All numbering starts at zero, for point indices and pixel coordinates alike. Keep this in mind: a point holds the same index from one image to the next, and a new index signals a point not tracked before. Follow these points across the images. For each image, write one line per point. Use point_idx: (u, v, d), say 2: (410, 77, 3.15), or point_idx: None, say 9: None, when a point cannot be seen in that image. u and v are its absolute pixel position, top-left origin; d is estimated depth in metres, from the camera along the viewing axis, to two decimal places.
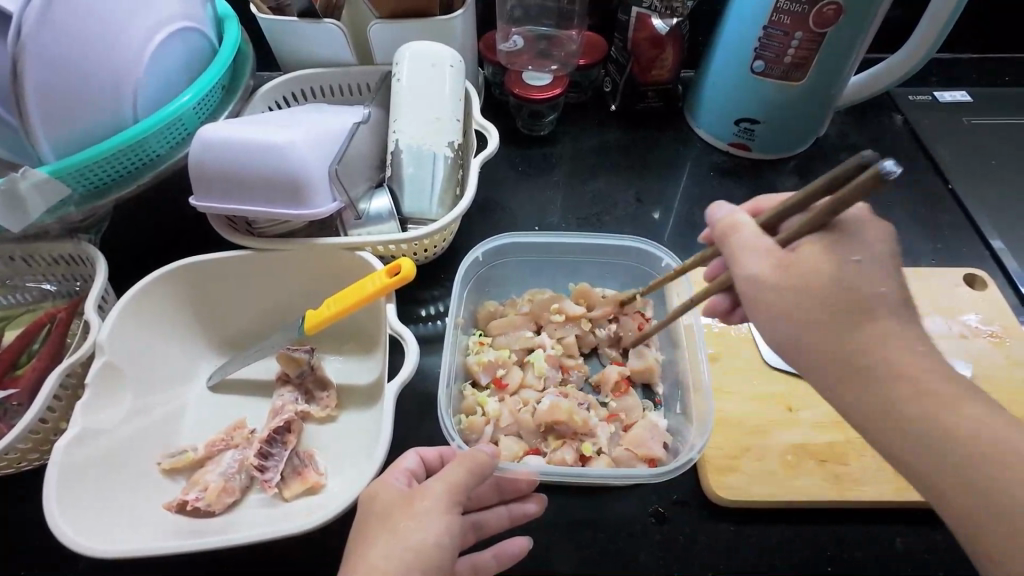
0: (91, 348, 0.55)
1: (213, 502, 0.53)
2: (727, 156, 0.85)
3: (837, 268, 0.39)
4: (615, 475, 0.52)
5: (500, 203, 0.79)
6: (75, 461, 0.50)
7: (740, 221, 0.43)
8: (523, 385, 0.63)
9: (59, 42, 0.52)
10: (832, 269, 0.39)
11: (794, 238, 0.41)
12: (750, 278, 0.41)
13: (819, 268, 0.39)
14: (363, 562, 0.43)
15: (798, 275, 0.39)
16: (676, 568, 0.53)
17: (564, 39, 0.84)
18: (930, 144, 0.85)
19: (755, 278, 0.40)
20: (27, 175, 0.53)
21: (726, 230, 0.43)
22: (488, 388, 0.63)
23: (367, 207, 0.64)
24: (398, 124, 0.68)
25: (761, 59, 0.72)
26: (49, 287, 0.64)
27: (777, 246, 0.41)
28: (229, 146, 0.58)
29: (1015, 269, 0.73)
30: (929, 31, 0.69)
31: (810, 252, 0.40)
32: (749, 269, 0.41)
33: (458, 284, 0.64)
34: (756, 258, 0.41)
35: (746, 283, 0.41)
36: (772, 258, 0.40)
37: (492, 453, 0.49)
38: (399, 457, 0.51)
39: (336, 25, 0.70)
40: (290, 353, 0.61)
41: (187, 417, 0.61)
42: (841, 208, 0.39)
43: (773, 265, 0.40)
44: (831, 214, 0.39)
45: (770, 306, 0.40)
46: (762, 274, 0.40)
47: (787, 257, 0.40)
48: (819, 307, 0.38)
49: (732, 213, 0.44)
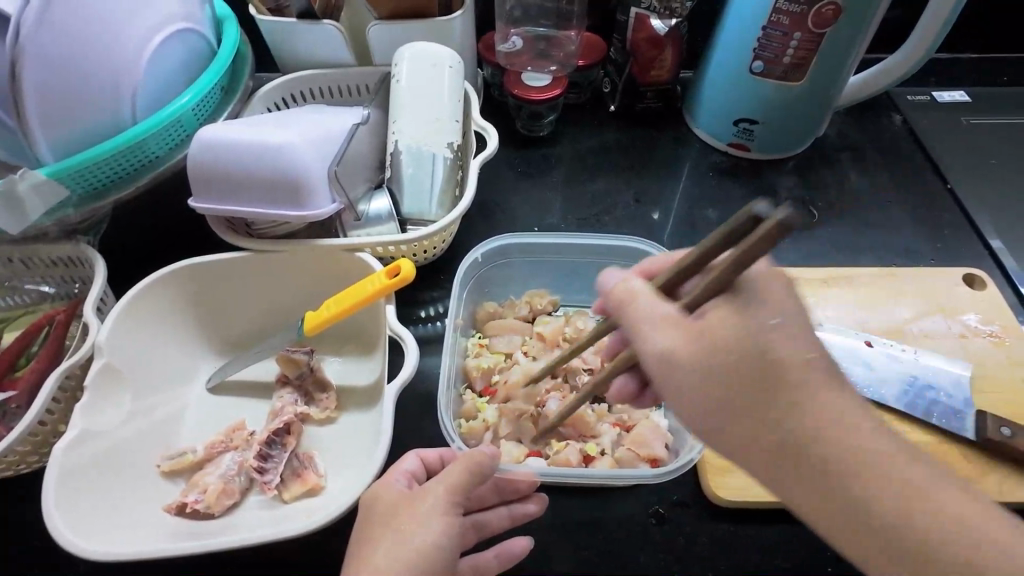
0: (90, 349, 0.55)
1: (213, 504, 0.53)
2: (726, 156, 0.85)
3: (738, 337, 0.34)
4: (616, 475, 0.51)
5: (500, 204, 0.79)
6: (74, 462, 0.49)
7: (635, 288, 0.39)
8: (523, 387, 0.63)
9: (58, 42, 0.52)
10: (738, 338, 0.34)
11: (698, 300, 0.37)
12: (658, 353, 0.37)
13: (722, 334, 0.35)
14: (363, 561, 0.43)
15: (709, 338, 0.35)
16: (676, 569, 0.53)
17: (563, 40, 0.84)
18: (929, 143, 0.85)
19: (663, 353, 0.36)
20: (26, 176, 0.53)
21: (626, 299, 0.40)
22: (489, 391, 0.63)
23: (366, 209, 0.64)
24: (397, 124, 0.68)
25: (760, 59, 0.72)
26: (48, 288, 0.64)
27: (680, 311, 0.37)
28: (231, 148, 0.58)
29: (1013, 269, 0.73)
30: (928, 32, 0.69)
31: (715, 317, 0.36)
32: (656, 343, 0.37)
33: (458, 285, 0.64)
34: (661, 330, 0.37)
35: (660, 358, 0.37)
36: (674, 329, 0.36)
37: (493, 454, 0.49)
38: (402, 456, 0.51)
39: (336, 26, 0.70)
40: (289, 354, 0.61)
41: (187, 418, 0.61)
42: (744, 264, 0.34)
43: (688, 328, 0.36)
44: (732, 275, 0.35)
45: (685, 383, 0.36)
46: (670, 347, 0.36)
47: (695, 326, 0.36)
48: (740, 370, 0.34)
49: (627, 279, 0.41)
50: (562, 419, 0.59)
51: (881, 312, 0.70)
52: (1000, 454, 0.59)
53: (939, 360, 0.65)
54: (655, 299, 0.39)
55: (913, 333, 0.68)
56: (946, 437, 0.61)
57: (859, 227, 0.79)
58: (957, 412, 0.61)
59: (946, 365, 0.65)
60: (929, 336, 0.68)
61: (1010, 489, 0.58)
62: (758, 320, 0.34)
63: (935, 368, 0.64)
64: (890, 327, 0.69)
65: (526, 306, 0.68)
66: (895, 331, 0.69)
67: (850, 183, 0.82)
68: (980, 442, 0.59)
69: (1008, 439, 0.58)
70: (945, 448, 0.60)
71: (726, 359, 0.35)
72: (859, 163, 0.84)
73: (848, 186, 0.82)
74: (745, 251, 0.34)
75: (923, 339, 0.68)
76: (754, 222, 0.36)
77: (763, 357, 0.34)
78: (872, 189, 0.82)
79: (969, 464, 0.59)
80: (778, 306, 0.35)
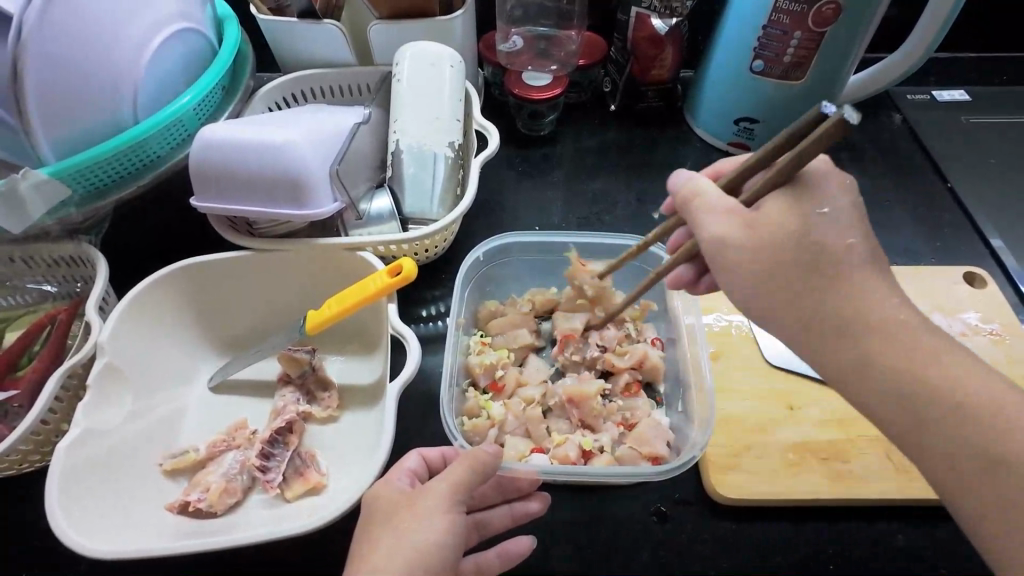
0: (92, 349, 0.55)
1: (215, 503, 0.53)
2: (726, 155, 0.85)
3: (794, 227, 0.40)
4: (618, 474, 0.51)
5: (501, 203, 0.79)
6: (76, 462, 0.49)
7: (703, 186, 0.43)
8: (525, 383, 0.63)
9: (59, 42, 0.52)
10: (784, 229, 0.40)
11: (758, 196, 0.41)
12: (713, 239, 0.41)
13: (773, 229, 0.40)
14: (367, 559, 0.43)
15: (761, 228, 0.40)
16: (678, 568, 0.53)
17: (564, 39, 0.84)
18: (929, 143, 0.85)
19: (720, 237, 0.41)
20: (27, 176, 0.53)
21: (688, 201, 0.43)
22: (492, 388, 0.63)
23: (367, 208, 0.65)
24: (398, 124, 0.68)
25: (761, 58, 0.72)
26: (49, 288, 0.64)
27: (740, 205, 0.41)
28: (232, 146, 0.58)
29: (1014, 268, 0.73)
30: (927, 32, 0.70)
31: (771, 212, 0.40)
32: (712, 229, 0.42)
33: (459, 284, 0.64)
34: (718, 218, 0.41)
35: (716, 241, 0.41)
36: (734, 219, 0.41)
37: (496, 452, 0.49)
38: (404, 454, 0.51)
39: (336, 26, 0.70)
40: (291, 353, 0.61)
41: (188, 418, 0.61)
42: (803, 160, 0.39)
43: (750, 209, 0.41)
44: (793, 168, 0.40)
45: (734, 259, 0.41)
46: (726, 232, 0.41)
47: (751, 215, 0.41)
48: (784, 255, 0.40)
49: (694, 178, 0.44)
50: (566, 396, 0.60)
51: None
52: None
53: None
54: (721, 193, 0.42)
55: None
56: None
57: None
58: None
59: None
60: None
61: None
62: (809, 214, 0.40)
63: None
64: None
65: (528, 304, 0.68)
66: None
67: None
68: None
69: None
70: None
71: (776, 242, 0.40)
72: (860, 162, 0.85)
73: None
74: (805, 148, 0.38)
75: None
76: (817, 120, 0.40)
77: (804, 248, 0.40)
78: (872, 188, 0.82)
79: None
80: (832, 197, 0.40)
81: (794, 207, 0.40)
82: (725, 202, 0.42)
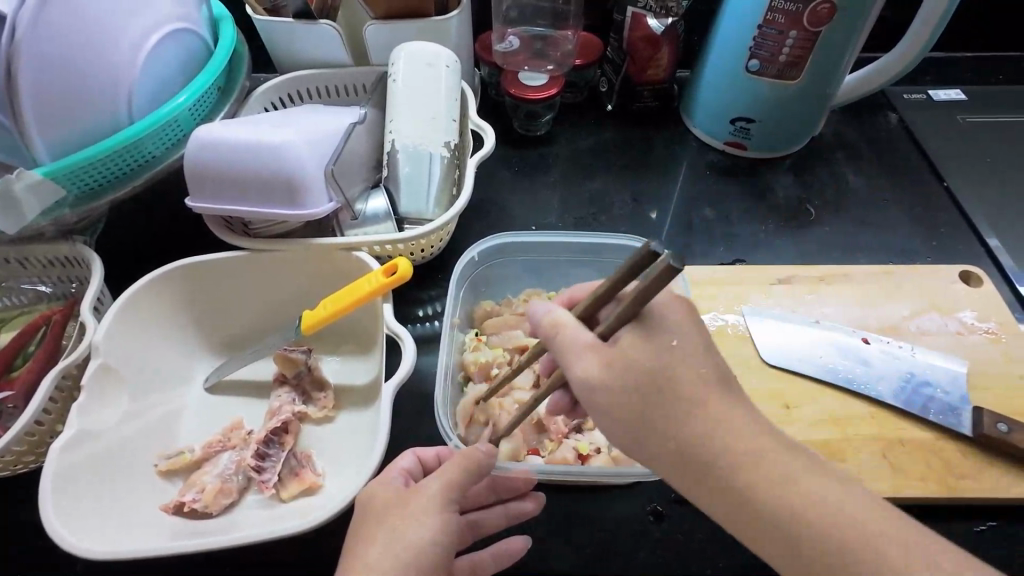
0: (86, 349, 0.54)
1: (210, 504, 0.53)
2: (723, 154, 0.85)
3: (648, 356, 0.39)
4: (614, 473, 0.51)
5: (497, 203, 0.79)
6: (70, 463, 0.49)
7: (561, 319, 0.42)
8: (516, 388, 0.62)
9: (54, 42, 0.52)
10: (642, 358, 0.39)
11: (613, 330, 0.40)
12: (578, 378, 0.40)
13: (637, 359, 0.39)
14: (362, 555, 0.43)
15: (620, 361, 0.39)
16: (674, 566, 0.53)
17: (559, 39, 0.84)
18: (925, 142, 0.85)
19: (584, 379, 0.40)
20: (22, 176, 0.53)
21: (553, 337, 0.42)
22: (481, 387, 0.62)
23: (363, 208, 0.64)
24: (394, 124, 0.68)
25: (756, 58, 0.72)
26: (45, 288, 0.64)
27: (597, 339, 0.41)
28: (225, 146, 0.58)
29: (1010, 266, 0.73)
30: (921, 32, 0.70)
31: (630, 342, 0.40)
32: (575, 369, 0.41)
33: (455, 284, 0.64)
34: (581, 356, 0.40)
35: (579, 381, 0.40)
36: (594, 357, 0.40)
37: (489, 451, 0.47)
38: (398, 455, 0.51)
39: (333, 25, 0.70)
40: (287, 353, 0.61)
41: (184, 418, 0.61)
42: (647, 294, 0.39)
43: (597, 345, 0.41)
44: (638, 304, 0.39)
45: (599, 400, 0.40)
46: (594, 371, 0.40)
47: (611, 354, 0.40)
48: (636, 390, 0.39)
49: (552, 311, 0.43)
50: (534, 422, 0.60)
51: (878, 309, 0.70)
52: (996, 450, 0.59)
53: (935, 356, 0.65)
54: (575, 332, 0.41)
55: (910, 330, 0.69)
56: (943, 434, 0.61)
57: (855, 224, 0.79)
58: (954, 408, 0.62)
59: (943, 360, 0.65)
60: (926, 333, 0.68)
61: (1010, 487, 0.58)
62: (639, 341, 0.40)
63: (930, 363, 0.65)
64: (887, 323, 0.69)
65: (524, 304, 0.69)
66: (892, 327, 0.69)
67: (847, 182, 0.83)
68: (977, 438, 0.59)
69: (1004, 434, 0.58)
70: (943, 445, 0.60)
71: (632, 383, 0.39)
72: (856, 161, 0.85)
73: (844, 184, 0.82)
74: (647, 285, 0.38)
75: (920, 336, 0.68)
76: (648, 255, 0.40)
77: (657, 392, 0.39)
78: (867, 188, 0.82)
79: (967, 461, 0.59)
80: (678, 329, 0.40)
81: (646, 341, 0.40)
82: (584, 341, 0.41)
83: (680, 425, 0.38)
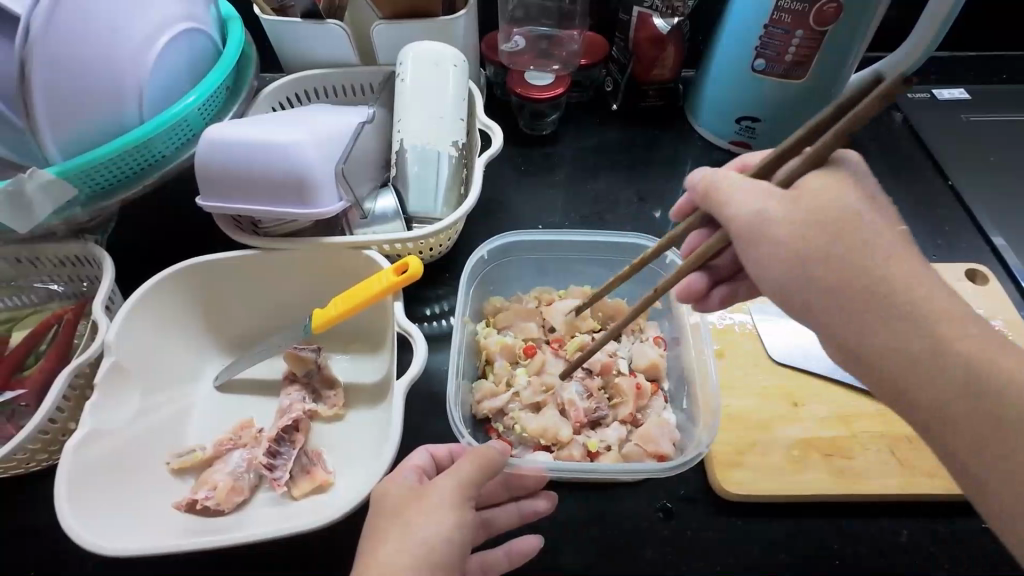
0: (98, 348, 0.55)
1: (222, 501, 0.53)
2: (728, 154, 0.85)
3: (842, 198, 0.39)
4: (625, 470, 0.52)
5: (504, 203, 0.80)
6: (84, 461, 0.49)
7: (728, 175, 0.43)
8: (541, 368, 0.64)
9: (66, 43, 0.52)
10: (836, 199, 0.39)
11: (794, 177, 0.40)
12: (753, 213, 0.40)
13: (823, 199, 0.39)
14: (374, 553, 0.43)
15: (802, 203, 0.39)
16: (683, 564, 0.54)
17: (565, 38, 0.84)
18: (930, 141, 0.85)
19: (758, 211, 0.40)
20: (34, 176, 0.53)
21: (712, 192, 0.43)
22: (494, 372, 0.63)
23: (372, 207, 0.65)
24: (402, 123, 0.68)
25: (762, 58, 0.73)
26: (56, 288, 0.64)
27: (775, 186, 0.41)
28: (234, 146, 0.58)
29: (1016, 265, 0.74)
30: (926, 32, 0.70)
31: (819, 183, 0.40)
32: (744, 210, 0.41)
33: (465, 281, 0.65)
34: (753, 194, 0.41)
35: (751, 219, 0.40)
36: (776, 196, 0.40)
37: (502, 449, 0.49)
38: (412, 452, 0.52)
39: (339, 25, 0.71)
40: (297, 352, 0.61)
41: (194, 417, 0.61)
42: (837, 142, 0.38)
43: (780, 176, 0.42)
44: (829, 150, 0.39)
45: (773, 238, 0.39)
46: (772, 206, 0.40)
47: (793, 193, 0.40)
48: (825, 228, 0.38)
49: (717, 171, 0.44)
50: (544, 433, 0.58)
51: None
52: None
53: None
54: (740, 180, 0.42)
55: None
56: None
57: None
58: None
59: None
60: None
61: None
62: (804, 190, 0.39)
63: None
64: None
65: (534, 301, 0.69)
66: None
67: None
68: None
69: None
70: None
71: (812, 219, 0.39)
72: None
73: None
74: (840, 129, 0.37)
75: None
76: (859, 97, 0.39)
77: (844, 237, 0.38)
78: None
79: None
80: (868, 184, 0.40)
81: (846, 184, 0.39)
82: (754, 189, 0.41)
83: (863, 267, 0.38)
